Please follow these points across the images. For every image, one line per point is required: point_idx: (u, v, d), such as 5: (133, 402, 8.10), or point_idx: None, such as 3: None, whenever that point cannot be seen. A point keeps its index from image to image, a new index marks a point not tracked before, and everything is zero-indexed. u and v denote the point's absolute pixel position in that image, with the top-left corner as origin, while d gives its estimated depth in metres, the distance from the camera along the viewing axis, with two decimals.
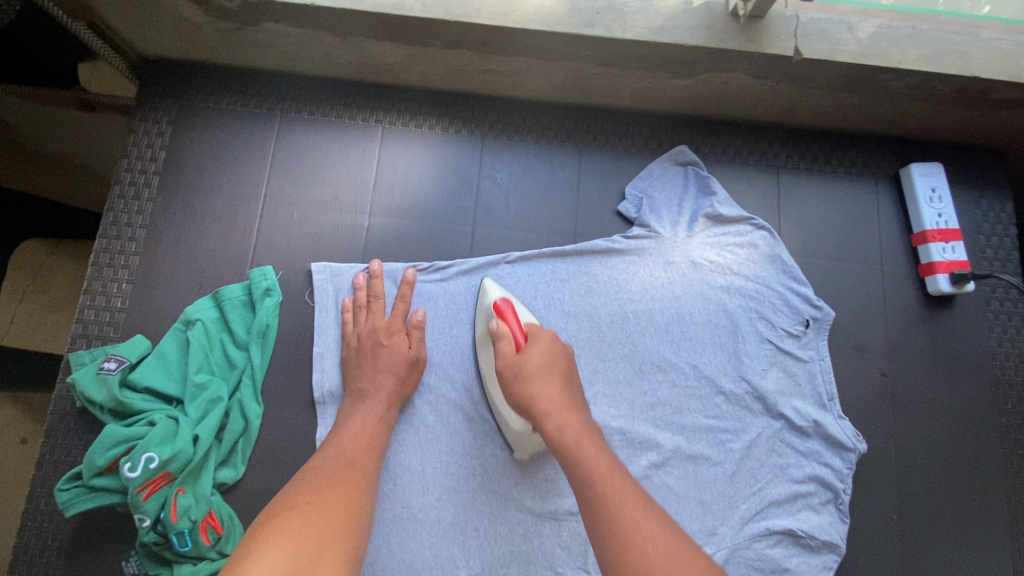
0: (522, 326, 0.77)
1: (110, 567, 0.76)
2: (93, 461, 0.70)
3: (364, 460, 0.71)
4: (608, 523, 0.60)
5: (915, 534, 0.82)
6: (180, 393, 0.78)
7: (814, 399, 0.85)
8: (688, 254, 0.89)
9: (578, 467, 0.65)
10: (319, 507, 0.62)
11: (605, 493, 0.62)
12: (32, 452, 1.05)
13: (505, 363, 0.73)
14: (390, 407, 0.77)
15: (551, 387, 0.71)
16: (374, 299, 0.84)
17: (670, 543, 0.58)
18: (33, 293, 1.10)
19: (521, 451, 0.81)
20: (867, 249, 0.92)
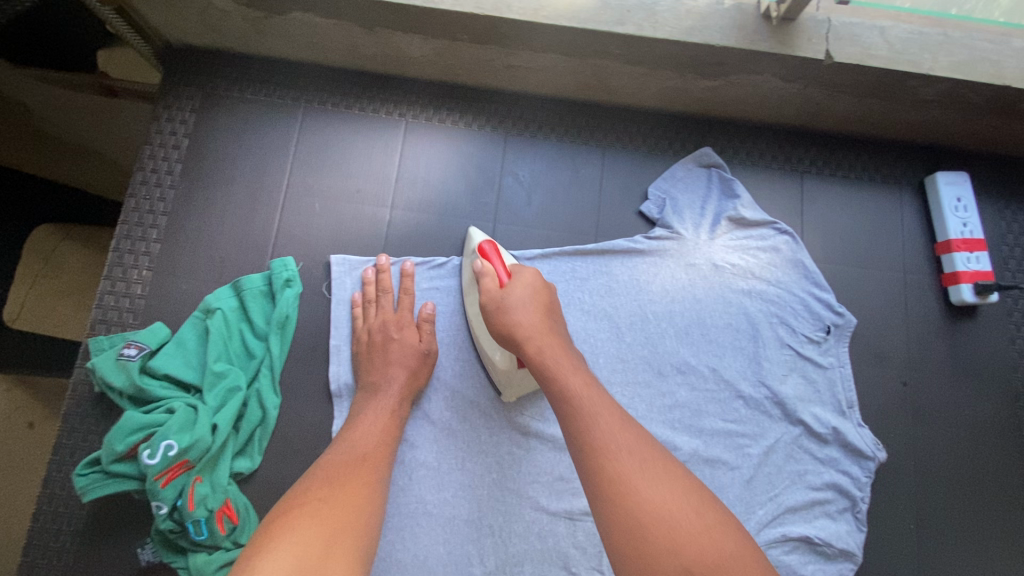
0: (506, 265, 0.77)
1: (125, 555, 0.76)
2: (113, 446, 0.70)
3: (376, 457, 0.70)
4: (585, 435, 0.60)
5: (932, 545, 0.81)
6: (198, 381, 0.78)
7: (833, 406, 0.84)
8: (710, 257, 0.89)
9: (557, 388, 0.65)
10: (331, 503, 0.60)
11: (583, 409, 0.62)
12: (40, 437, 1.05)
13: (489, 297, 0.74)
14: (402, 401, 0.77)
15: (531, 316, 0.72)
16: (382, 295, 0.83)
17: (646, 452, 0.58)
18: (46, 277, 1.05)
19: (507, 392, 0.82)
20: (891, 257, 0.91)
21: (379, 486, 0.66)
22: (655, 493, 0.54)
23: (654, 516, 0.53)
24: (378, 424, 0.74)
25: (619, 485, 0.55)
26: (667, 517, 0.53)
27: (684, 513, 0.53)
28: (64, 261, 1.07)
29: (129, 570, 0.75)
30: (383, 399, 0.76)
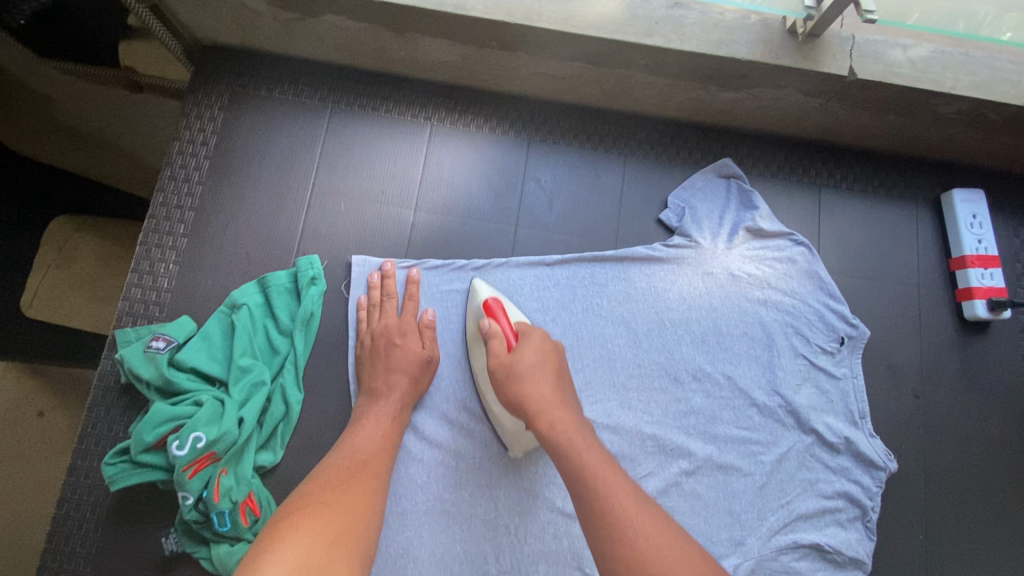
0: (512, 325, 0.78)
1: (149, 542, 0.77)
2: (142, 437, 0.71)
3: (376, 462, 0.71)
4: (602, 518, 0.61)
5: (940, 555, 0.83)
6: (224, 375, 0.80)
7: (845, 416, 0.86)
8: (727, 266, 0.90)
9: (570, 463, 0.66)
10: (333, 509, 0.62)
11: (598, 488, 0.63)
12: (48, 427, 1.07)
13: (498, 362, 0.74)
14: (401, 407, 0.78)
15: (541, 385, 0.72)
16: (387, 299, 0.85)
17: (662, 534, 0.60)
18: (58, 269, 1.09)
19: (515, 448, 0.82)
20: (905, 271, 0.92)
21: (378, 490, 0.68)
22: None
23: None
24: (379, 430, 0.75)
25: (642, 575, 0.56)
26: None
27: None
28: (78, 253, 1.11)
29: (151, 558, 0.77)
30: (383, 405, 0.77)
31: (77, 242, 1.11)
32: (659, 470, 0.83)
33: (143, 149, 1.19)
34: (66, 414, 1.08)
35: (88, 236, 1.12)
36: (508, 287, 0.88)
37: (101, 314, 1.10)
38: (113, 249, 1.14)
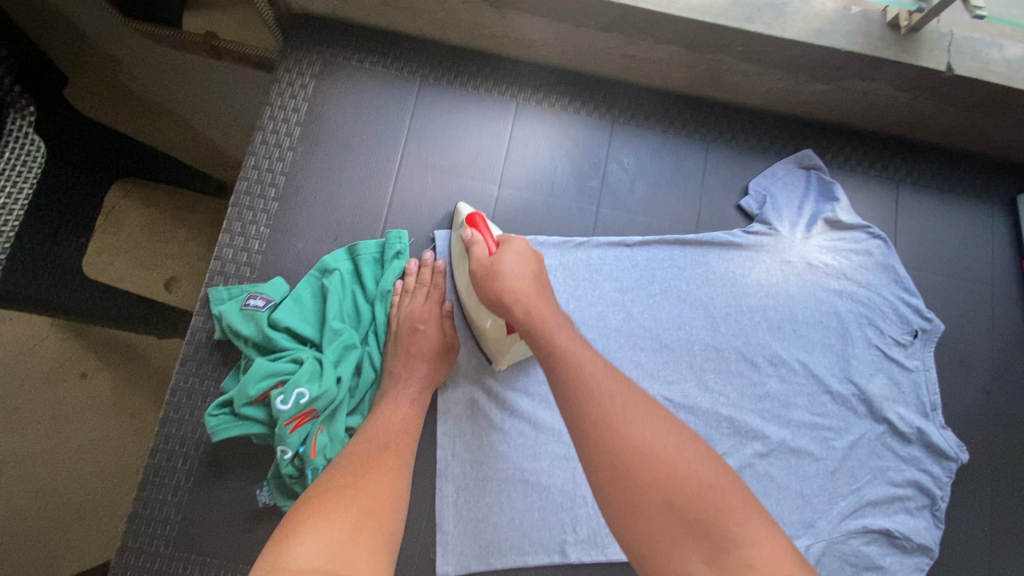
0: (495, 236, 0.78)
1: (239, 494, 0.79)
2: (246, 390, 0.73)
3: (398, 443, 0.70)
4: (572, 389, 0.60)
5: (1005, 547, 0.84)
6: (317, 337, 0.81)
7: (916, 407, 0.87)
8: (805, 255, 0.91)
9: (545, 349, 0.65)
10: (353, 490, 0.61)
11: (569, 361, 0.62)
12: (90, 386, 1.16)
13: (479, 266, 0.74)
14: (423, 390, 0.78)
15: (522, 278, 0.71)
16: (420, 287, 0.85)
17: (635, 400, 0.59)
18: (107, 231, 1.22)
19: (499, 361, 0.83)
20: (979, 270, 0.94)
21: (402, 470, 0.67)
22: (641, 436, 0.55)
23: (637, 457, 0.54)
24: (400, 414, 0.75)
25: (609, 435, 0.55)
26: (654, 456, 0.54)
27: (669, 453, 0.54)
28: (124, 217, 1.23)
29: (243, 510, 0.79)
30: (402, 389, 0.78)
31: (121, 207, 1.23)
32: (734, 451, 0.84)
33: (215, 118, 1.20)
34: (111, 376, 1.17)
35: (132, 202, 1.24)
36: (591, 263, 0.90)
37: (139, 280, 1.22)
38: (160, 215, 1.25)
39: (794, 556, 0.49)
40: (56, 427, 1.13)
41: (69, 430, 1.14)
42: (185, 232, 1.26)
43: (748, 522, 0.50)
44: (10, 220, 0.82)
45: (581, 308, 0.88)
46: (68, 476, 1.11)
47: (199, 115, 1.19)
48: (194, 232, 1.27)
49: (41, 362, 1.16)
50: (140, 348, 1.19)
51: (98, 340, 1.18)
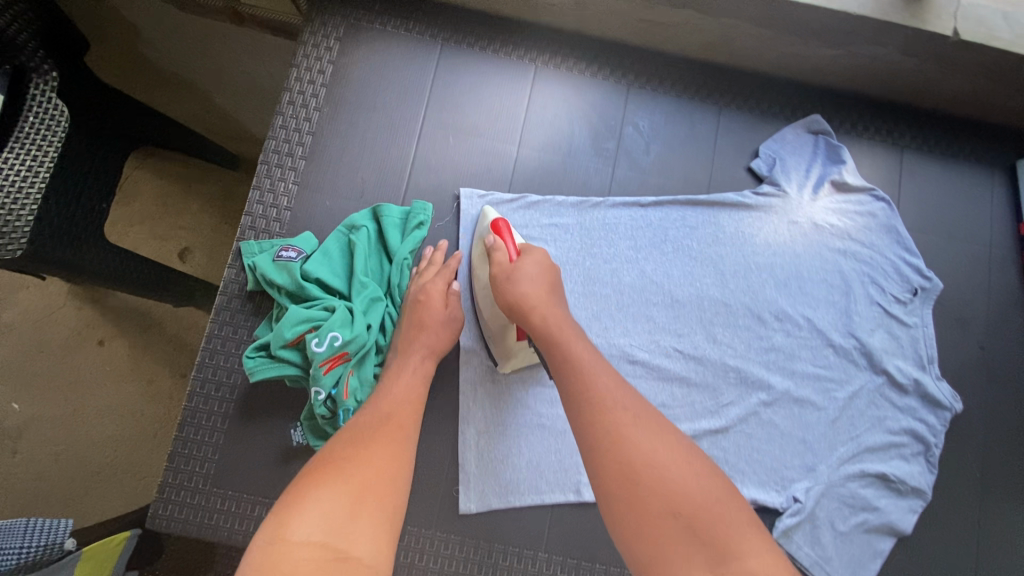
0: (516, 243, 0.82)
1: (272, 435, 0.84)
2: (282, 333, 0.77)
3: (404, 415, 0.70)
4: (589, 395, 0.65)
5: (995, 491, 0.89)
6: (344, 288, 0.85)
7: (914, 360, 0.92)
8: (812, 216, 0.95)
9: (557, 350, 0.70)
10: (353, 460, 0.61)
11: (585, 372, 0.68)
12: (106, 353, 1.21)
13: (500, 269, 0.78)
14: (425, 359, 0.79)
15: (540, 288, 0.76)
16: (430, 266, 0.86)
17: (641, 412, 0.64)
18: (124, 202, 1.27)
19: (504, 362, 0.86)
20: (978, 233, 0.98)
21: (405, 439, 0.67)
22: (649, 448, 0.60)
23: (646, 469, 0.58)
24: (407, 386, 0.75)
25: (612, 436, 0.61)
26: (663, 470, 0.58)
27: (674, 464, 0.59)
28: (137, 190, 1.29)
29: (277, 450, 0.84)
30: (407, 358, 0.79)
31: (134, 178, 1.28)
32: (740, 400, 0.89)
33: (234, 90, 1.22)
34: (126, 343, 1.21)
35: (145, 172, 1.29)
36: (607, 223, 0.94)
37: (152, 247, 1.27)
38: (172, 187, 1.29)
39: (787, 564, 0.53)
40: (76, 393, 1.18)
41: (89, 394, 1.18)
42: (195, 205, 1.30)
43: (749, 541, 0.54)
44: (38, 183, 0.84)
45: (596, 264, 0.92)
46: (89, 439, 1.16)
47: (220, 90, 1.21)
48: (205, 204, 1.30)
49: (61, 328, 1.21)
50: (154, 316, 1.22)
51: (114, 308, 1.22)
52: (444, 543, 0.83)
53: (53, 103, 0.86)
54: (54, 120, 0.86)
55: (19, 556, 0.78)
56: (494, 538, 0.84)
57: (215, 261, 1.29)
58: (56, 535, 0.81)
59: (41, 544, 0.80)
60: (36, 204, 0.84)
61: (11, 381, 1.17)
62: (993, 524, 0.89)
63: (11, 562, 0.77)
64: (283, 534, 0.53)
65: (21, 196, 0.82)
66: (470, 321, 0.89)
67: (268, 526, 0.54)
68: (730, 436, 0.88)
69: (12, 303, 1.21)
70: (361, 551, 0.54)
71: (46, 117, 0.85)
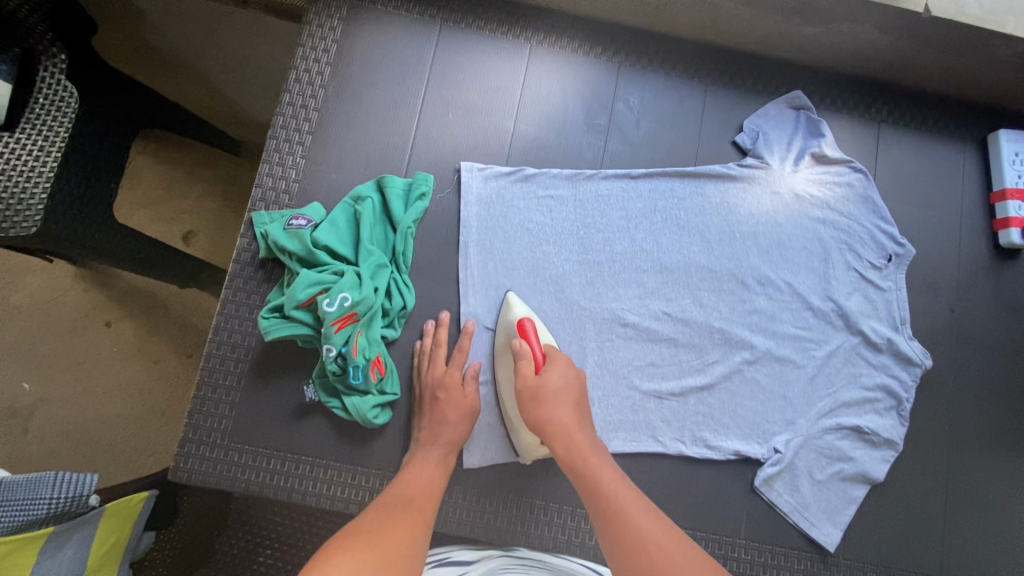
0: (541, 347, 0.85)
1: (285, 393, 0.89)
2: (295, 294, 0.82)
3: (424, 506, 0.75)
4: (619, 527, 0.68)
5: (963, 442, 0.96)
6: (351, 255, 0.90)
7: (888, 321, 0.98)
8: (793, 187, 1.01)
9: (586, 480, 0.74)
10: (379, 537, 0.65)
11: (613, 501, 0.71)
12: (114, 334, 1.25)
13: (526, 385, 0.80)
14: (446, 453, 0.84)
15: (566, 411, 0.79)
16: (437, 348, 0.90)
17: (671, 541, 0.67)
18: (130, 187, 1.31)
19: (526, 456, 0.89)
20: (950, 203, 1.03)
21: (423, 524, 0.71)
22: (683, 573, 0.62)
23: None
24: (422, 475, 0.80)
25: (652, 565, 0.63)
26: None
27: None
28: (142, 174, 1.32)
29: (290, 407, 0.89)
30: (430, 450, 0.84)
31: (138, 164, 1.32)
32: (724, 358, 0.95)
33: (237, 74, 1.25)
34: (134, 324, 1.26)
35: (148, 157, 1.33)
36: (600, 194, 0.99)
37: (162, 228, 1.31)
38: (175, 172, 1.33)
39: None
40: (85, 373, 1.23)
41: (100, 372, 1.23)
42: (198, 188, 1.34)
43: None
44: (49, 162, 0.87)
45: (589, 234, 0.97)
46: (102, 413, 1.22)
47: (223, 73, 1.25)
48: (208, 187, 1.34)
49: (71, 310, 1.25)
50: (159, 299, 1.27)
51: (121, 291, 1.26)
52: (449, 492, 0.89)
53: (62, 86, 0.89)
54: (63, 102, 0.89)
55: (50, 505, 0.80)
56: (495, 487, 0.90)
57: (220, 242, 1.33)
58: (82, 488, 0.82)
59: (68, 497, 0.81)
60: (50, 183, 0.87)
61: (24, 362, 1.22)
62: (960, 472, 0.95)
63: (43, 510, 0.80)
64: None
65: (35, 176, 0.86)
66: (471, 287, 0.94)
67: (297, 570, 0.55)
68: (715, 393, 0.94)
69: (21, 287, 1.25)
70: None
71: (55, 99, 0.89)
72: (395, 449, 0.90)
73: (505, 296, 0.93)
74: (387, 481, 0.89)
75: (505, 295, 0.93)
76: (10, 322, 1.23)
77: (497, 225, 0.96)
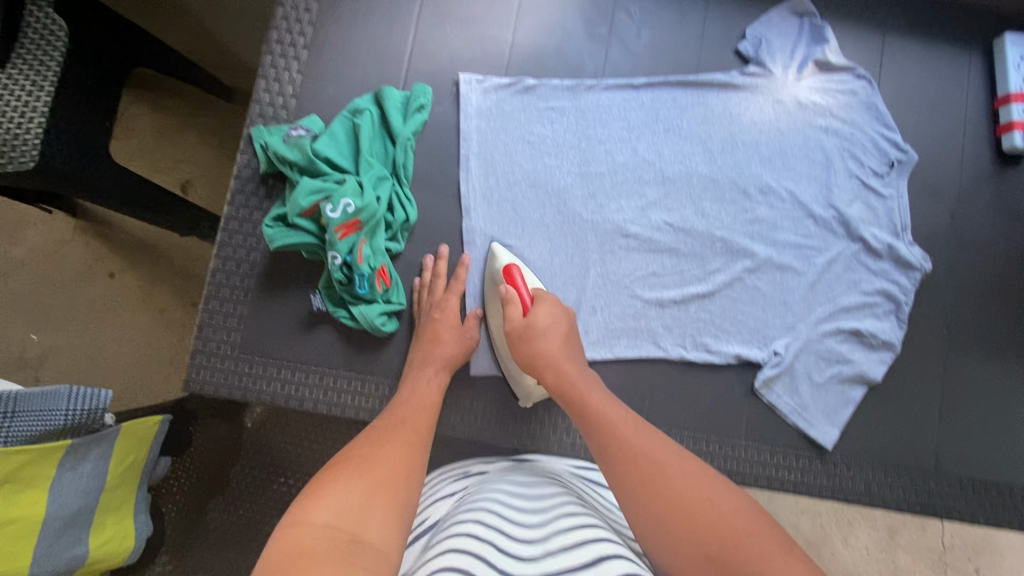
0: (528, 290, 0.83)
1: (292, 306, 0.91)
2: (297, 203, 0.82)
3: (417, 420, 0.73)
4: (610, 447, 0.66)
5: (960, 343, 0.97)
6: (352, 167, 0.89)
7: (888, 228, 0.98)
8: (795, 95, 1.00)
9: (577, 407, 0.72)
10: (372, 458, 0.63)
11: (605, 426, 0.68)
12: (118, 285, 1.26)
13: (514, 326, 0.79)
14: (440, 370, 0.84)
15: (555, 345, 0.76)
16: (437, 280, 0.90)
17: (668, 461, 0.64)
18: (129, 136, 1.28)
19: (526, 400, 0.90)
20: (954, 109, 1.02)
21: (420, 441, 0.69)
22: (681, 494, 0.59)
23: (676, 515, 0.57)
24: (422, 394, 0.79)
25: (647, 487, 0.61)
26: (692, 515, 0.57)
27: (706, 510, 0.58)
28: (135, 123, 1.29)
29: (298, 319, 0.91)
30: (423, 370, 0.83)
31: (130, 113, 1.28)
32: (726, 267, 0.96)
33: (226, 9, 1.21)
34: (137, 275, 1.26)
35: (139, 105, 1.29)
36: (601, 105, 0.98)
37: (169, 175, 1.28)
38: (168, 119, 1.29)
39: None
40: (92, 323, 1.24)
41: (107, 322, 1.24)
42: (194, 136, 1.30)
43: (790, 569, 0.52)
44: (44, 97, 0.86)
45: (590, 146, 0.97)
46: (111, 361, 1.23)
47: None
48: (203, 135, 1.30)
49: (74, 262, 1.25)
50: (162, 249, 1.27)
51: (121, 242, 1.26)
52: (457, 398, 0.92)
53: (49, 19, 0.86)
54: (53, 35, 0.87)
55: (67, 416, 0.77)
56: (501, 394, 0.92)
57: (219, 191, 1.30)
58: (98, 403, 0.79)
59: (88, 409, 0.78)
60: (44, 117, 0.86)
61: (31, 316, 1.23)
62: (956, 372, 0.97)
63: (60, 422, 0.76)
64: (306, 514, 0.53)
65: (30, 111, 0.84)
66: (473, 200, 0.94)
67: (290, 512, 0.54)
68: (716, 300, 0.96)
69: (22, 240, 1.25)
70: (374, 537, 0.53)
71: (45, 33, 0.86)
72: (403, 358, 0.91)
73: (492, 246, 0.91)
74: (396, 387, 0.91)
75: (493, 246, 0.91)
76: (13, 272, 1.24)
77: (497, 138, 0.96)
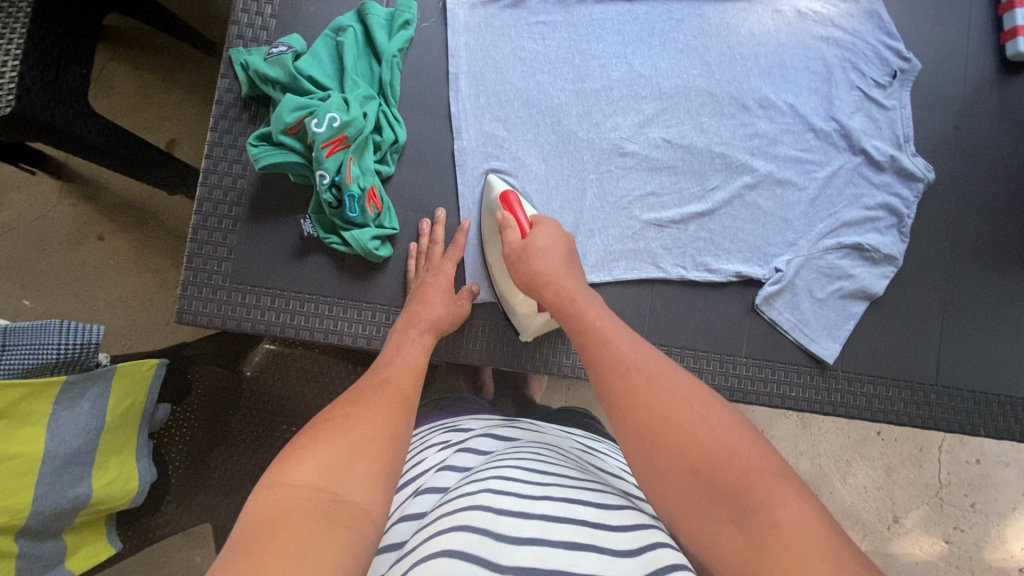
0: (527, 218, 0.83)
1: (282, 234, 0.89)
2: (281, 119, 0.80)
3: (406, 378, 0.66)
4: (603, 357, 0.63)
5: (962, 257, 0.96)
6: (337, 87, 0.86)
7: (891, 140, 0.96)
8: (794, 4, 0.97)
9: (571, 318, 0.69)
10: (357, 417, 0.57)
11: (599, 336, 0.66)
12: (106, 248, 1.23)
13: (512, 247, 0.79)
14: (423, 331, 0.76)
15: (553, 263, 0.75)
16: (435, 245, 0.88)
17: (661, 368, 0.61)
18: (110, 93, 1.22)
19: (527, 332, 0.88)
20: (959, 15, 0.99)
21: (409, 402, 0.62)
22: (670, 401, 0.57)
23: (663, 425, 0.55)
24: (407, 355, 0.71)
25: (636, 394, 0.58)
26: (680, 425, 0.55)
27: (693, 421, 0.55)
28: (111, 78, 1.22)
29: (289, 247, 0.89)
30: (407, 330, 0.76)
31: (107, 68, 1.22)
32: (725, 184, 0.94)
33: None
34: (126, 237, 1.23)
35: (117, 61, 1.23)
36: (593, 20, 0.95)
37: (155, 132, 1.23)
38: (146, 73, 1.23)
39: (827, 521, 0.47)
40: (82, 288, 1.21)
41: (98, 286, 1.22)
42: (176, 94, 1.24)
43: (772, 488, 0.49)
44: (16, 39, 0.78)
45: (583, 62, 0.94)
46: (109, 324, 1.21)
47: None
48: (186, 92, 1.24)
49: (60, 225, 1.22)
50: (149, 210, 1.23)
51: (107, 203, 1.23)
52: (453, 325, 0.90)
53: None
54: None
55: (60, 350, 0.74)
56: (498, 319, 0.90)
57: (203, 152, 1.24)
58: (90, 338, 0.76)
59: (78, 344, 0.75)
60: (18, 61, 0.78)
61: (20, 283, 1.21)
62: (957, 287, 0.96)
63: (53, 356, 0.74)
64: (282, 475, 0.49)
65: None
66: (464, 120, 0.91)
67: (269, 471, 0.50)
68: (715, 218, 0.94)
69: (6, 204, 1.22)
70: (358, 496, 0.49)
71: None
72: (399, 283, 0.90)
73: (488, 178, 0.90)
74: (392, 314, 0.89)
75: (489, 178, 0.90)
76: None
77: (487, 55, 0.92)
